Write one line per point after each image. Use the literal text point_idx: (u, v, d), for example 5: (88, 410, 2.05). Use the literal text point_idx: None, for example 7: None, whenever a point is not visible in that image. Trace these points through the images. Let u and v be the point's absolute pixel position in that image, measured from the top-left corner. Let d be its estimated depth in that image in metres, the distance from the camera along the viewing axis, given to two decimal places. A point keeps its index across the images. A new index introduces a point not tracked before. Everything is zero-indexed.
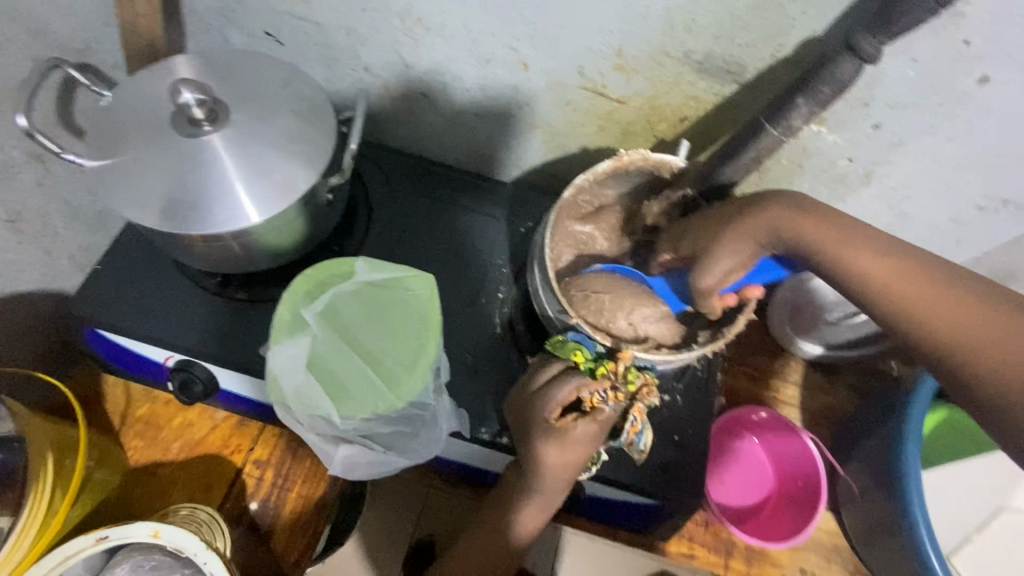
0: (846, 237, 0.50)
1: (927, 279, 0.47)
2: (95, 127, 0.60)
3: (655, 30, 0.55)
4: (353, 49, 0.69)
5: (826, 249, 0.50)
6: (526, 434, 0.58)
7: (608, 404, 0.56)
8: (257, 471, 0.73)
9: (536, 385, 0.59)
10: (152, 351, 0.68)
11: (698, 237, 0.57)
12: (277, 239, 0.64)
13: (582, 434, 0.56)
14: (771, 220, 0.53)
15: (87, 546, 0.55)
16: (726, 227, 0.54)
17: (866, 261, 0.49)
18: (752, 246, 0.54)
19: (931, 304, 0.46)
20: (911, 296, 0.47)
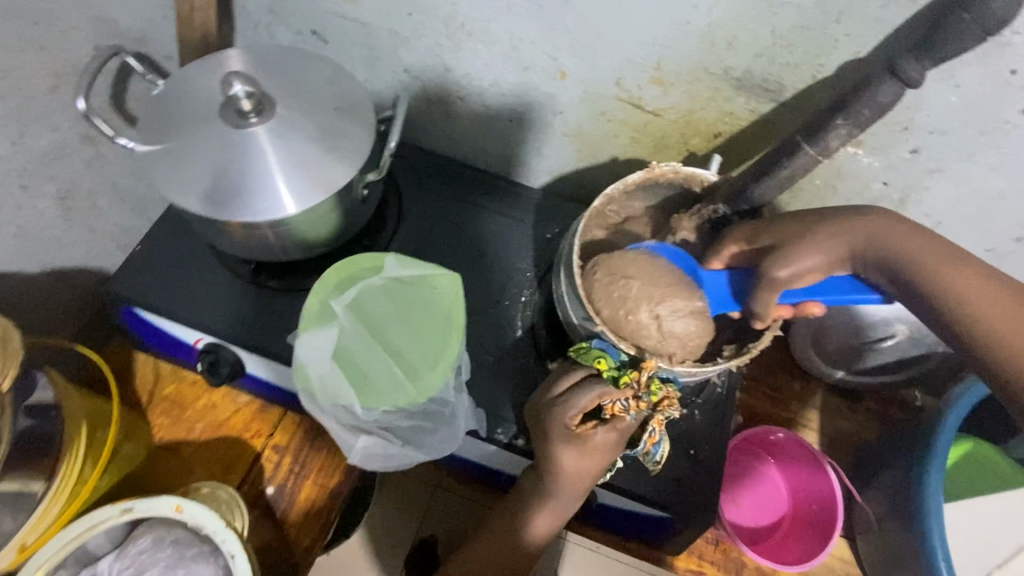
0: (947, 259, 0.52)
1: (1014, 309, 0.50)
2: (148, 113, 0.62)
3: (696, 45, 0.56)
4: (396, 50, 0.71)
5: (918, 262, 0.52)
6: (545, 438, 0.58)
7: (629, 413, 0.57)
8: (276, 456, 0.75)
9: (557, 391, 0.59)
10: (184, 332, 0.70)
11: (776, 232, 0.57)
12: (310, 230, 0.65)
13: (600, 441, 0.57)
14: (872, 228, 0.54)
15: (113, 516, 0.57)
16: (820, 224, 0.55)
17: (958, 280, 0.51)
18: (837, 247, 0.55)
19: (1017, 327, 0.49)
20: (999, 323, 0.50)
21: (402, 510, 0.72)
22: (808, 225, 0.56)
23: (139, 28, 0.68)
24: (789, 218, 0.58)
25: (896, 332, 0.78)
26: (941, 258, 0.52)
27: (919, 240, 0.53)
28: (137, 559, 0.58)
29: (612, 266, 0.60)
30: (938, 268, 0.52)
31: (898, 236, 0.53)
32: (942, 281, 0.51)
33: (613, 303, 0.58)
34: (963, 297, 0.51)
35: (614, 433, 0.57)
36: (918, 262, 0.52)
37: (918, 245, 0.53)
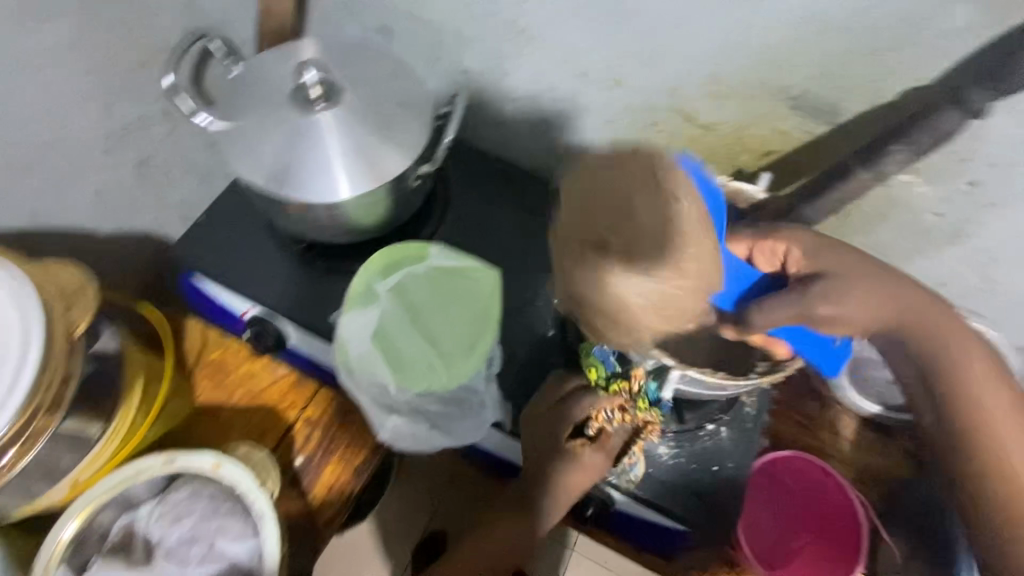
0: (990, 374, 0.46)
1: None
2: (225, 94, 0.66)
3: (754, 62, 0.57)
4: (457, 51, 0.73)
5: (958, 370, 0.46)
6: (540, 443, 0.64)
7: (612, 424, 0.64)
8: (307, 428, 0.77)
9: (555, 401, 0.66)
10: (234, 302, 0.74)
11: (839, 260, 0.50)
12: (361, 214, 0.69)
13: (588, 460, 0.63)
14: (932, 306, 0.47)
15: (156, 466, 0.61)
16: (882, 275, 0.48)
17: (1004, 406, 0.45)
18: (886, 305, 0.47)
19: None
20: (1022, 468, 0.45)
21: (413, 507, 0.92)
22: (863, 276, 0.48)
23: (223, 16, 0.73)
24: (849, 257, 0.49)
25: None
26: (981, 373, 0.46)
27: (963, 343, 0.46)
28: (175, 508, 0.61)
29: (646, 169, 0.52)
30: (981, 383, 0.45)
31: (938, 335, 0.46)
32: (977, 392, 0.45)
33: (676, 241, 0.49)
34: (999, 420, 0.45)
35: (602, 451, 0.63)
36: (955, 369, 0.46)
37: (960, 355, 0.46)
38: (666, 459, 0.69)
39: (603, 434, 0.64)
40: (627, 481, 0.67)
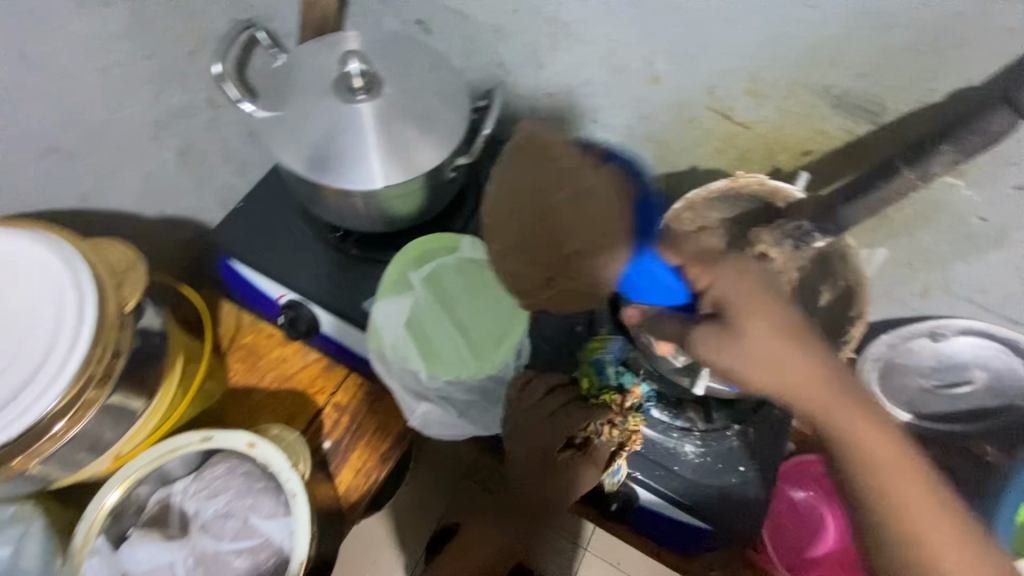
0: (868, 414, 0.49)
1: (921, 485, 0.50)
2: (269, 82, 0.68)
3: (798, 60, 0.56)
4: (495, 45, 0.74)
5: (853, 440, 0.49)
6: (531, 459, 0.64)
7: (601, 436, 0.64)
8: (335, 413, 0.78)
9: (544, 414, 0.64)
10: (269, 286, 0.76)
11: (731, 290, 0.51)
12: (397, 204, 0.70)
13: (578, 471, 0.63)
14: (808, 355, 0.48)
15: (193, 442, 0.63)
16: (766, 319, 0.49)
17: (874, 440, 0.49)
18: (776, 347, 0.48)
19: (920, 511, 0.50)
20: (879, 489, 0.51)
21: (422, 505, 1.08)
22: (773, 341, 0.48)
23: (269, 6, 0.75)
24: (768, 312, 0.49)
25: (972, 380, 0.76)
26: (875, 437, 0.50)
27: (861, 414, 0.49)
28: (211, 483, 0.62)
29: (602, 182, 0.62)
30: (874, 451, 0.50)
31: (838, 409, 0.49)
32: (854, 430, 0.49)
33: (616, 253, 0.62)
34: (883, 480, 0.50)
35: (592, 461, 0.63)
36: (852, 440, 0.49)
37: (859, 425, 0.49)
38: (693, 458, 0.68)
39: (591, 444, 0.63)
40: (654, 477, 0.67)
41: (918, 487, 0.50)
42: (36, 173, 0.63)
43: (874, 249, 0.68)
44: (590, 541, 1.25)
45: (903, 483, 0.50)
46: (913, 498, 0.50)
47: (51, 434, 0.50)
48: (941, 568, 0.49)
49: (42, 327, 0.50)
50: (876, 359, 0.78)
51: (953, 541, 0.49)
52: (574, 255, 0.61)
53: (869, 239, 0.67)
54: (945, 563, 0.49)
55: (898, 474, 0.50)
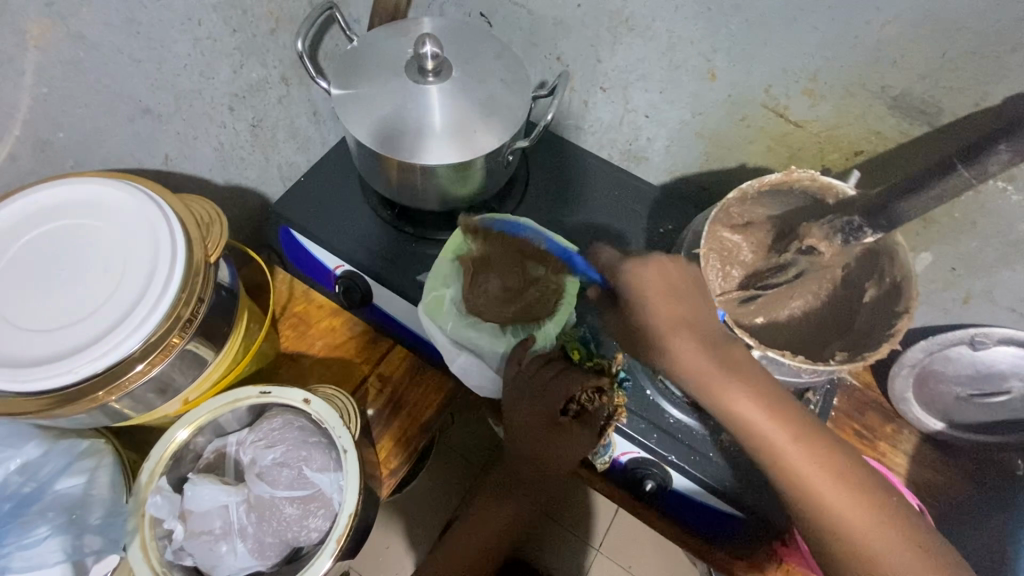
0: (754, 389, 0.54)
1: (818, 462, 0.52)
2: (343, 61, 0.72)
3: (858, 59, 0.59)
4: (555, 39, 0.78)
5: (738, 418, 0.54)
6: (534, 419, 0.67)
7: (594, 402, 0.68)
8: (379, 383, 0.82)
9: (548, 376, 0.67)
10: (326, 257, 0.80)
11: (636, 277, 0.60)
12: (456, 183, 0.73)
13: (579, 433, 0.68)
14: (686, 336, 0.56)
15: (253, 395, 0.66)
16: (649, 302, 0.59)
17: (756, 413, 0.53)
18: (655, 324, 0.58)
19: (836, 495, 0.51)
20: (778, 467, 0.53)
21: (453, 481, 1.26)
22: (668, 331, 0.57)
23: None
24: (672, 305, 0.58)
25: (1010, 389, 0.75)
26: (775, 420, 0.53)
27: (763, 398, 0.54)
28: (268, 434, 0.66)
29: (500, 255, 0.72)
30: (777, 436, 0.53)
31: (732, 391, 0.54)
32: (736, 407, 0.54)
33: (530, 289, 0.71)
34: (795, 465, 0.52)
35: (587, 426, 0.68)
36: (746, 422, 0.53)
37: (756, 411, 0.53)
38: (728, 445, 0.70)
39: (584, 411, 0.68)
40: (689, 461, 0.69)
41: (831, 471, 0.52)
42: (129, 133, 0.68)
43: (919, 252, 0.69)
44: (602, 542, 1.28)
45: (810, 466, 0.52)
46: (826, 485, 0.51)
47: (133, 371, 0.52)
48: (867, 549, 0.49)
49: (134, 270, 0.54)
50: (913, 366, 0.78)
51: (874, 525, 0.50)
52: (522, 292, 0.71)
53: (915, 241, 0.68)
54: (873, 546, 0.49)
55: (805, 456, 0.52)
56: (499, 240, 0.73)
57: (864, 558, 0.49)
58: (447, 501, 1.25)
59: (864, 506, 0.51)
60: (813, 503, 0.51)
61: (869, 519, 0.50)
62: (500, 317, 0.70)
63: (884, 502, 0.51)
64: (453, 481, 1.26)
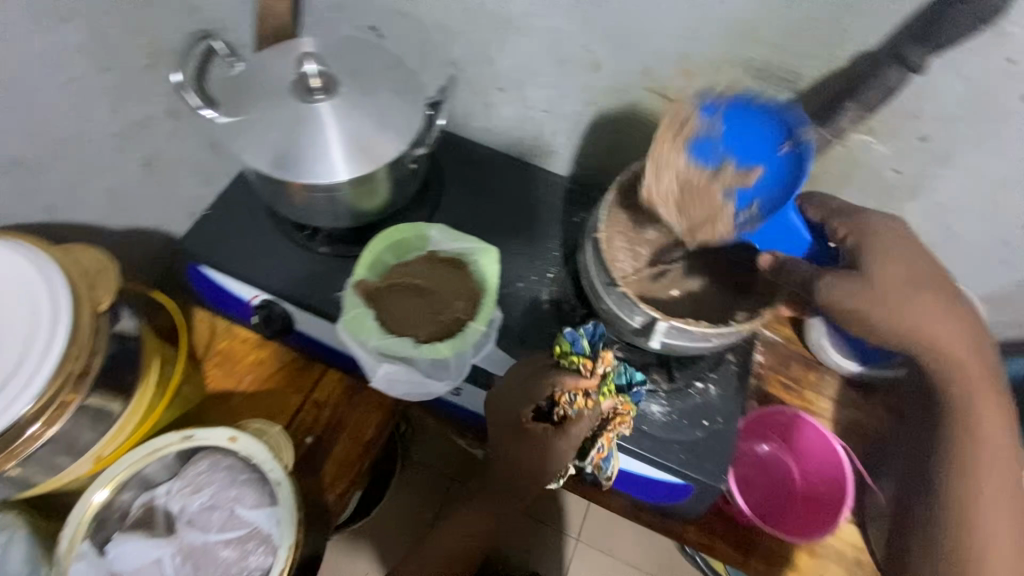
0: (977, 359, 0.66)
1: (974, 437, 0.66)
2: (227, 90, 0.70)
3: (720, 37, 0.62)
4: (446, 45, 0.78)
5: (951, 376, 0.66)
6: (510, 426, 0.66)
7: (573, 407, 0.62)
8: (315, 410, 0.80)
9: (521, 377, 0.67)
10: (240, 289, 0.78)
11: (900, 242, 0.64)
12: (363, 199, 0.73)
13: (553, 442, 0.63)
14: (903, 299, 0.62)
15: (173, 441, 0.64)
16: (890, 258, 0.63)
17: (939, 364, 0.65)
18: (919, 281, 0.63)
19: (997, 487, 0.65)
20: (969, 428, 0.66)
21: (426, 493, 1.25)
22: (943, 309, 0.63)
23: None
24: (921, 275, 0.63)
25: None
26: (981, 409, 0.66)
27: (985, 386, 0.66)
28: (195, 478, 0.63)
29: (423, 272, 0.73)
30: (988, 425, 0.66)
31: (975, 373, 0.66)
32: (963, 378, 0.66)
33: (445, 310, 0.70)
34: (978, 430, 0.66)
35: (563, 434, 0.63)
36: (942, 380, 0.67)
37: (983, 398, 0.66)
38: (660, 416, 0.72)
39: (565, 418, 0.63)
40: (625, 438, 0.70)
41: (987, 438, 0.66)
42: None
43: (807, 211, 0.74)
44: (579, 530, 1.30)
45: (990, 462, 0.66)
46: (989, 476, 0.66)
47: (27, 435, 0.51)
48: (981, 513, 0.64)
49: (13, 332, 0.52)
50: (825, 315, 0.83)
51: (998, 493, 0.65)
52: (436, 312, 0.70)
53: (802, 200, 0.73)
54: (978, 510, 0.64)
55: (987, 447, 0.66)
56: (424, 257, 0.74)
57: (975, 514, 0.64)
58: (422, 514, 1.24)
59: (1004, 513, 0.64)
60: (962, 468, 0.66)
61: (998, 489, 0.65)
62: (427, 335, 0.69)
63: (1009, 485, 0.66)
64: (426, 493, 1.25)
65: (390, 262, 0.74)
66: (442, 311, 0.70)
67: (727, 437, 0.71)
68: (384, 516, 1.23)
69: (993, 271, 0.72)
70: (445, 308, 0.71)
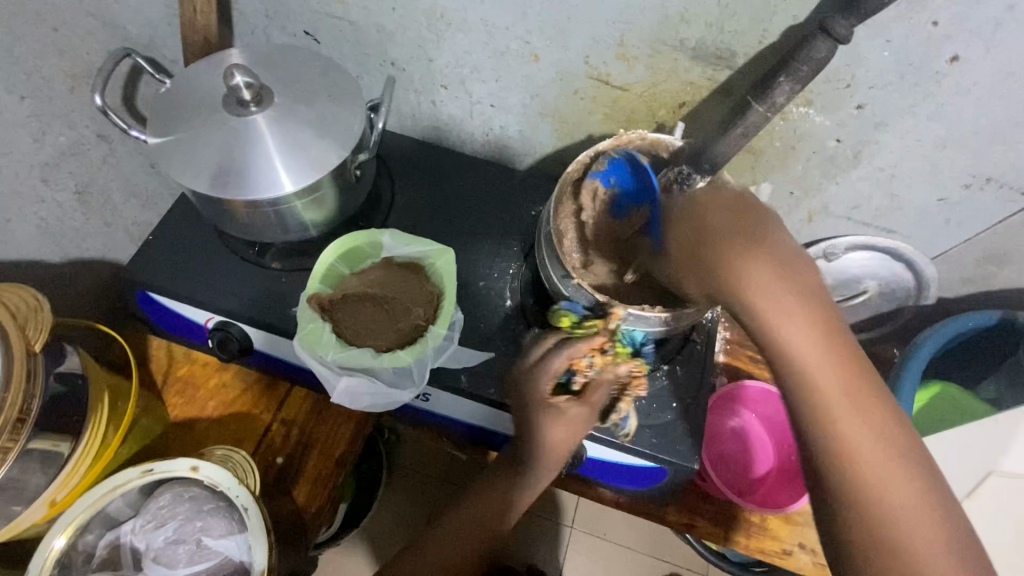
0: (824, 334, 0.46)
1: (870, 432, 0.46)
2: (157, 109, 0.68)
3: (653, 20, 0.62)
4: (383, 45, 0.77)
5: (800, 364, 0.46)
6: (527, 407, 0.63)
7: (592, 368, 0.64)
8: (283, 429, 0.78)
9: (534, 357, 0.65)
10: (194, 313, 0.75)
11: (720, 201, 0.50)
12: (310, 210, 0.71)
13: (574, 413, 0.62)
14: (730, 263, 0.46)
15: (134, 477, 0.62)
16: (710, 224, 0.49)
17: (808, 349, 0.46)
18: (757, 253, 0.46)
19: (883, 470, 0.46)
20: (837, 425, 0.46)
21: (417, 498, 1.23)
22: (773, 267, 0.46)
23: (147, 35, 0.75)
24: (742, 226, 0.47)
25: (866, 289, 0.85)
26: (837, 381, 0.46)
27: (828, 349, 0.46)
28: (157, 513, 0.62)
29: (381, 279, 0.71)
30: (842, 412, 0.46)
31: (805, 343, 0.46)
32: (811, 364, 0.46)
33: (405, 316, 0.69)
34: (846, 431, 0.46)
35: (587, 403, 0.63)
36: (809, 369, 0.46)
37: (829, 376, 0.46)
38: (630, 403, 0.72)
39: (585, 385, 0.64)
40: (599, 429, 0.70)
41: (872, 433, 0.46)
42: None
43: (759, 184, 0.74)
44: (573, 518, 1.31)
45: (870, 448, 0.46)
46: (884, 478, 0.45)
47: None
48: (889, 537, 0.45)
49: None
50: None
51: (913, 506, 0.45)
52: (397, 320, 0.69)
53: (751, 175, 0.73)
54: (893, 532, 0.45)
55: (863, 435, 0.46)
56: (379, 264, 0.72)
57: (886, 537, 0.45)
58: (415, 520, 1.22)
59: (913, 508, 0.45)
60: (853, 482, 0.46)
61: (907, 507, 0.45)
62: (387, 343, 0.67)
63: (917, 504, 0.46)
64: (417, 498, 1.23)
65: (347, 273, 0.72)
66: (403, 318, 0.69)
67: (698, 418, 0.72)
68: (376, 523, 1.21)
69: (939, 232, 0.74)
70: (406, 316, 0.69)
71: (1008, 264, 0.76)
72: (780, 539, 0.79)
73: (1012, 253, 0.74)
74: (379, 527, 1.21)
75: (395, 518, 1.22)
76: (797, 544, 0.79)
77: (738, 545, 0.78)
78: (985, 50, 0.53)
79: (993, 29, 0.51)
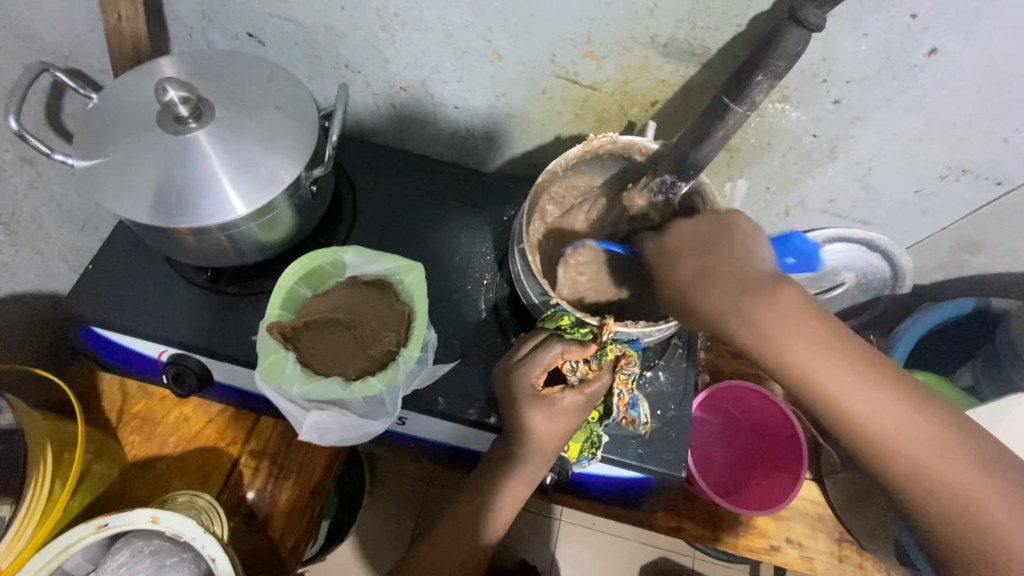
0: (833, 353, 0.46)
1: (926, 436, 0.45)
2: (84, 128, 0.61)
3: (622, 16, 0.58)
4: (334, 47, 0.71)
5: (829, 395, 0.46)
6: (514, 405, 0.58)
7: (577, 374, 0.58)
8: (253, 461, 0.73)
9: (520, 356, 0.59)
10: (145, 346, 0.70)
11: (692, 240, 0.53)
12: (264, 231, 0.65)
13: (568, 404, 0.57)
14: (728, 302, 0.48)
15: (88, 534, 0.57)
16: (700, 261, 0.51)
17: (835, 374, 0.46)
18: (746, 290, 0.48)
19: (950, 469, 0.45)
20: (887, 440, 0.46)
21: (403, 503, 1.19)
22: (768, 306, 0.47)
23: (68, 43, 0.68)
24: (729, 265, 0.50)
25: (843, 281, 0.85)
26: (870, 402, 0.46)
27: (832, 346, 0.46)
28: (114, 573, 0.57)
29: (343, 299, 0.67)
30: (886, 422, 0.46)
31: (820, 361, 0.46)
32: (834, 389, 0.46)
33: (373, 338, 0.65)
34: (900, 444, 0.46)
35: (585, 395, 0.57)
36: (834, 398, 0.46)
37: (891, 424, 0.46)
38: None
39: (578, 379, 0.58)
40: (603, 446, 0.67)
41: (927, 433, 0.45)
42: None
43: (735, 181, 0.72)
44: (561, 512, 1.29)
45: (931, 451, 0.45)
46: (954, 473, 0.45)
47: None
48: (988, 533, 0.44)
49: None
50: None
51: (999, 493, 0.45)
52: (364, 344, 0.64)
53: (727, 172, 0.71)
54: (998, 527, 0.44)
55: (887, 417, 0.46)
56: (344, 284, 0.68)
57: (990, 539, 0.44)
58: (401, 525, 1.17)
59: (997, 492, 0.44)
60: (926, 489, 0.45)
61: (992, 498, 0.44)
62: (357, 371, 0.63)
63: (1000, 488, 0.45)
64: (403, 505, 1.19)
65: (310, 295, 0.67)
66: (370, 342, 0.65)
67: (685, 424, 0.70)
68: (360, 534, 1.16)
69: (913, 222, 0.73)
70: (372, 342, 0.65)
71: (983, 251, 0.76)
72: (767, 535, 0.79)
73: (987, 241, 0.74)
74: (363, 536, 1.16)
75: (379, 527, 1.17)
76: (785, 539, 0.79)
77: (728, 544, 0.78)
78: (963, 42, 0.51)
79: (972, 20, 0.49)
